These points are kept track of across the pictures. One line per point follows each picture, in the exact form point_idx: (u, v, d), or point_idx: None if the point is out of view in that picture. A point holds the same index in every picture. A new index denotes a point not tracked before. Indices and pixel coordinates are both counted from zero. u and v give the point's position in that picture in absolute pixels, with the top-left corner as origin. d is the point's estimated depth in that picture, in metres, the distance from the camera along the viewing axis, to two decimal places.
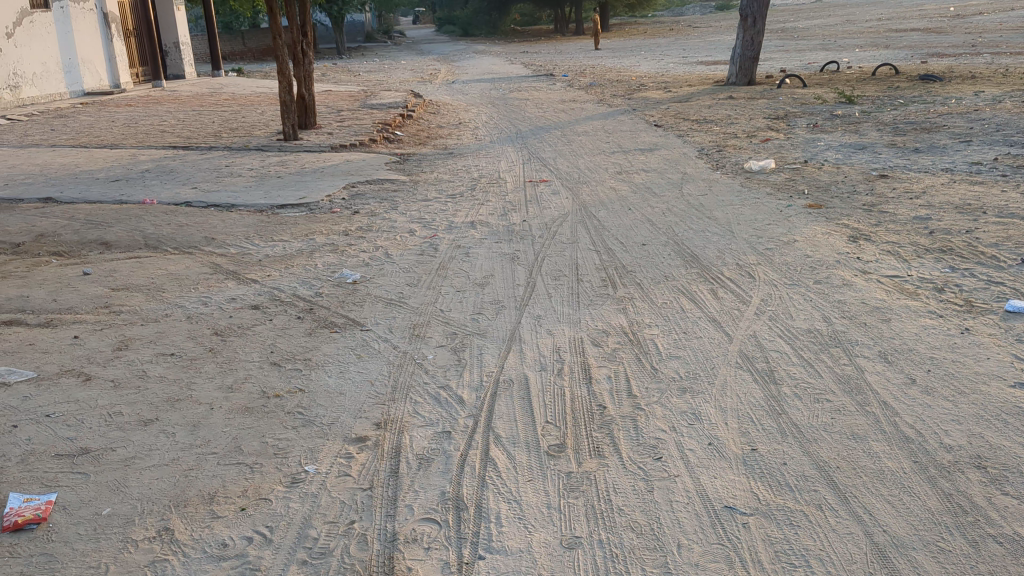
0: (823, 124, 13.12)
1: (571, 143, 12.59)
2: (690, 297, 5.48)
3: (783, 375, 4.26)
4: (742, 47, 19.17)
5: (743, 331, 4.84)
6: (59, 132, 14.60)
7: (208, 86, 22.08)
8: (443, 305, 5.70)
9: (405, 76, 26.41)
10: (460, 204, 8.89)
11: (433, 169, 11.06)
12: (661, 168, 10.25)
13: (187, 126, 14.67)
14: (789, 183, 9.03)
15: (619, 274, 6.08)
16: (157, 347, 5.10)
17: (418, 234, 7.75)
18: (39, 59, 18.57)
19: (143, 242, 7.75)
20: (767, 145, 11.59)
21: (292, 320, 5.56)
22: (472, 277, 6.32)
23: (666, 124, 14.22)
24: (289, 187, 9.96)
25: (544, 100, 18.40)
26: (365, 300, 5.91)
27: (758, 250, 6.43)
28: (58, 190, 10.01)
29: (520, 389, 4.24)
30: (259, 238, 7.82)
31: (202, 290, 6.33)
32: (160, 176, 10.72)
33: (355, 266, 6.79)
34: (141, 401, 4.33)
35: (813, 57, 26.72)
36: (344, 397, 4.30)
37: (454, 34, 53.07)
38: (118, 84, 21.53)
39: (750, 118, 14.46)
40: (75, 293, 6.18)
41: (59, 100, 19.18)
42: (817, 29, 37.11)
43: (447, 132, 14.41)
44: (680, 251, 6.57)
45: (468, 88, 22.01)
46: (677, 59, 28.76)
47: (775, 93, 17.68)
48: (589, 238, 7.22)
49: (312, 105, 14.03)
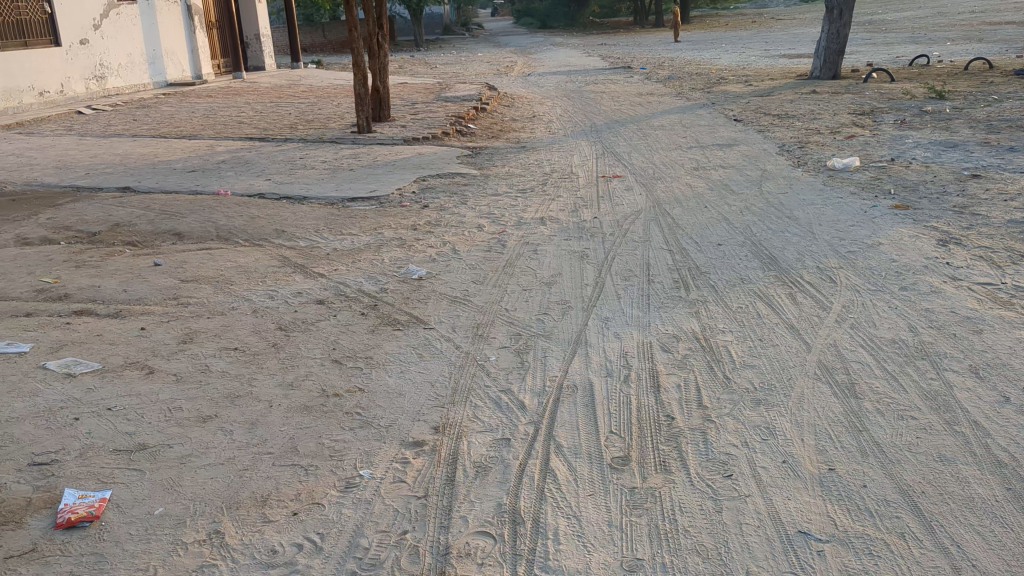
0: (912, 120, 12.62)
1: (647, 138, 12.35)
2: (767, 302, 5.24)
3: (865, 389, 4.01)
4: (827, 39, 18.62)
5: (823, 340, 4.59)
6: (141, 122, 14.90)
7: (287, 77, 22.36)
8: (508, 305, 5.57)
9: (481, 69, 26.36)
10: (531, 200, 8.76)
11: (505, 163, 10.94)
12: (739, 165, 9.95)
13: (265, 117, 14.84)
14: (874, 182, 8.67)
15: (692, 276, 5.87)
16: (220, 341, 5.08)
17: (487, 230, 7.64)
18: (124, 50, 19.02)
19: (215, 234, 7.79)
20: (851, 142, 11.18)
21: (356, 316, 5.49)
22: (540, 275, 6.17)
23: (746, 119, 13.86)
24: (361, 179, 9.95)
25: (620, 94, 18.15)
26: (430, 297, 5.81)
27: (840, 252, 6.14)
28: (136, 180, 10.18)
29: (584, 396, 4.07)
30: (328, 232, 7.80)
31: (269, 283, 6.32)
32: (235, 167, 10.83)
33: (421, 262, 6.71)
34: (201, 396, 4.29)
35: (901, 50, 25.81)
36: (404, 398, 4.19)
37: (533, 26, 52.92)
38: (200, 76, 21.95)
39: (834, 113, 13.99)
40: (145, 284, 6.22)
41: (143, 91, 19.62)
42: (906, 22, 35.93)
43: (521, 125, 14.28)
44: (757, 252, 6.32)
45: (545, 81, 21.86)
46: (759, 52, 28.16)
47: (860, 87, 17.10)
48: (662, 237, 7.01)
49: (386, 98, 14.03)
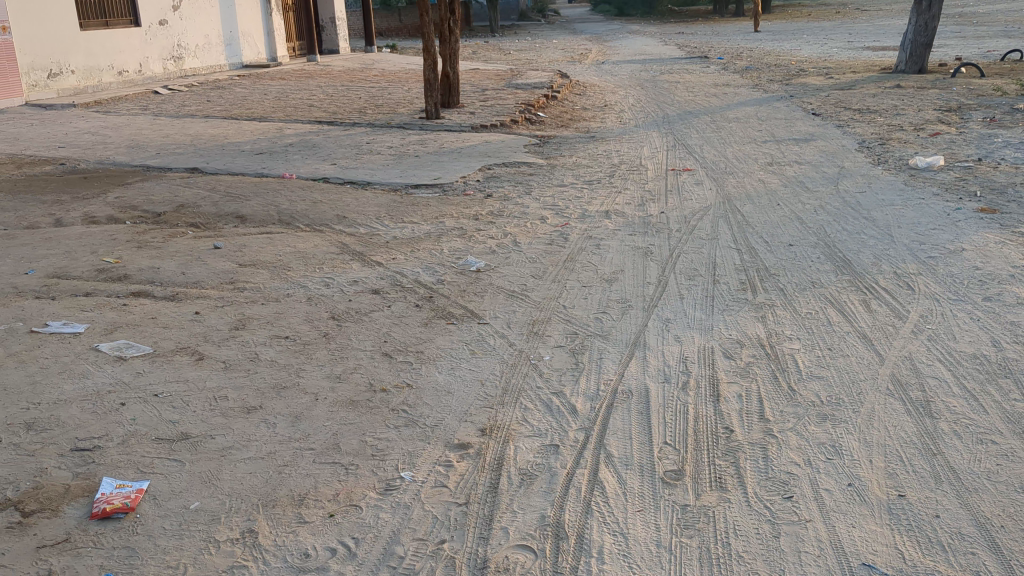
0: (1001, 118, 12.05)
1: (720, 130, 12.02)
2: (838, 309, 4.98)
3: (940, 408, 3.75)
4: (913, 32, 17.95)
5: (897, 353, 4.33)
6: (215, 103, 15.07)
7: (360, 61, 22.46)
8: (567, 301, 5.40)
9: (554, 56, 26.13)
10: (596, 192, 8.56)
11: (572, 153, 10.75)
12: (815, 161, 9.60)
13: (335, 101, 14.87)
14: (958, 183, 8.26)
15: (759, 278, 5.62)
16: (272, 329, 5.02)
17: (550, 222, 7.47)
18: (202, 32, 19.27)
19: (277, 218, 7.78)
20: (935, 140, 10.71)
21: (410, 308, 5.38)
22: (601, 271, 5.98)
23: (824, 113, 13.42)
24: (426, 166, 9.87)
25: (695, 84, 17.77)
26: (487, 291, 5.67)
27: (920, 258, 5.83)
28: (205, 162, 10.26)
29: (639, 402, 3.89)
30: (389, 219, 7.72)
31: (326, 270, 6.25)
32: (302, 151, 10.85)
33: (481, 253, 6.58)
34: (248, 386, 4.22)
35: (993, 44, 24.79)
36: (452, 397, 4.06)
37: (610, 13, 52.38)
38: (275, 58, 22.15)
39: (918, 109, 13.45)
40: (203, 267, 6.21)
41: (219, 72, 19.87)
42: (1000, 14, 34.53)
43: (591, 114, 14.05)
44: (830, 254, 6.04)
45: (618, 70, 21.53)
46: (842, 43, 27.35)
47: (947, 83, 16.43)
48: (730, 234, 6.76)
49: (456, 83, 13.92)
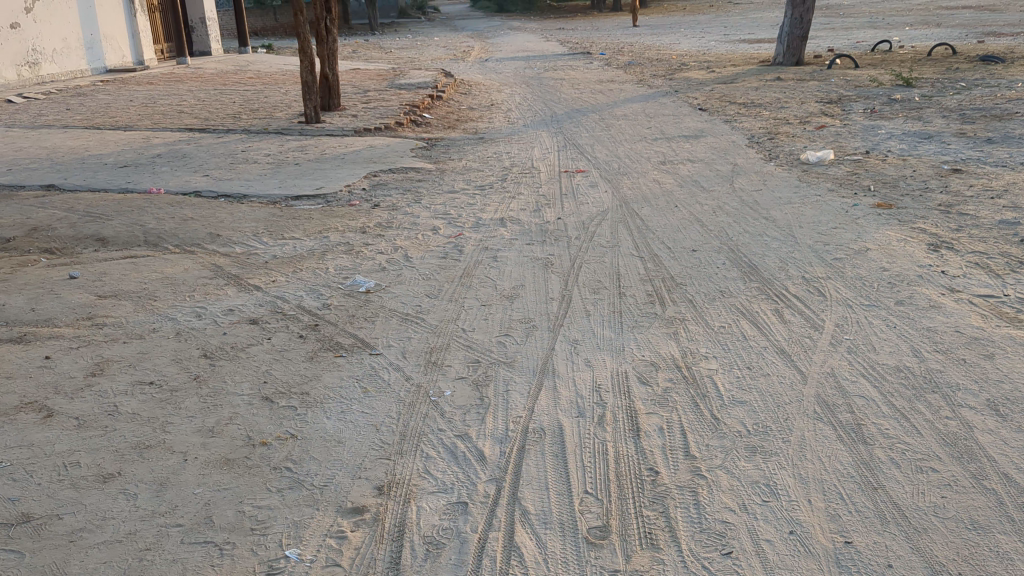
0: (881, 109, 12.22)
1: (610, 128, 11.82)
2: (752, 321, 4.71)
3: (873, 432, 3.49)
4: (790, 25, 18.20)
5: (819, 369, 4.07)
6: (75, 112, 14.05)
7: (234, 63, 21.51)
8: (465, 324, 4.98)
9: (437, 54, 25.64)
10: (489, 198, 8.18)
11: (461, 156, 10.33)
12: (708, 158, 9.46)
13: (208, 106, 14.07)
14: (851, 177, 8.21)
15: (667, 288, 5.33)
16: (134, 373, 4.44)
17: (442, 232, 7.04)
18: (59, 36, 18.04)
19: (142, 239, 7.11)
20: (822, 133, 10.73)
21: (293, 339, 4.87)
22: (500, 288, 5.59)
23: (711, 108, 13.38)
24: (308, 175, 9.30)
25: (580, 80, 17.61)
26: (378, 315, 5.21)
27: (826, 260, 5.65)
28: (62, 178, 9.42)
29: (553, 442, 3.52)
30: (268, 236, 7.15)
31: (197, 298, 5.67)
32: (171, 162, 10.11)
33: (369, 271, 6.10)
34: (105, 447, 3.66)
35: (862, 35, 25.52)
36: (343, 447, 3.59)
37: (490, 10, 52.16)
38: (141, 61, 21.00)
39: (801, 101, 13.56)
40: (56, 301, 5.54)
41: (80, 77, 18.66)
42: (865, 6, 35.72)
43: (478, 115, 13.65)
44: (736, 259, 5.80)
45: (502, 67, 21.22)
46: (719, 37, 27.74)
47: (825, 74, 16.67)
48: (631, 241, 6.48)
49: (336, 85, 13.31)
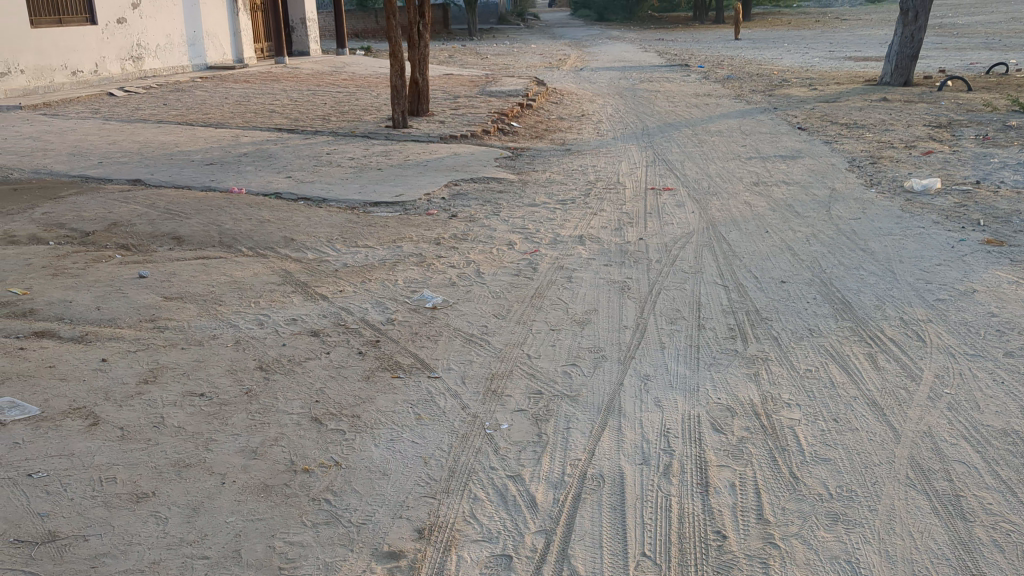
0: (995, 136, 11.52)
1: (702, 144, 11.42)
2: (842, 365, 4.33)
3: (974, 505, 3.10)
4: (900, 44, 17.45)
5: (914, 427, 3.68)
6: (171, 107, 14.31)
7: (330, 64, 21.73)
8: (531, 350, 4.72)
9: (532, 61, 25.50)
10: (570, 213, 7.91)
11: (545, 167, 10.09)
12: (804, 181, 9.01)
13: (299, 106, 14.15)
14: (958, 209, 7.67)
15: (750, 323, 4.97)
16: (187, 383, 4.31)
17: (518, 248, 6.80)
18: (163, 32, 18.48)
19: (217, 240, 7.07)
20: (928, 159, 10.14)
21: (351, 356, 4.69)
22: (571, 311, 5.32)
23: (810, 127, 12.85)
24: (389, 181, 9.19)
25: (676, 93, 17.21)
26: (442, 334, 4.99)
27: (928, 300, 5.21)
28: (149, 173, 9.52)
29: (612, 492, 3.23)
30: (342, 242, 7.03)
31: (262, 305, 5.56)
32: (257, 161, 10.14)
33: (439, 286, 5.89)
34: (144, 463, 3.52)
35: (976, 56, 24.42)
36: (387, 480, 3.37)
37: (590, 19, 51.88)
38: (241, 59, 21.37)
39: (908, 124, 12.91)
40: (122, 301, 5.50)
41: (181, 73, 19.06)
42: (980, 26, 34.27)
43: (567, 125, 13.40)
44: (827, 294, 5.41)
45: (597, 77, 20.96)
46: (824, 53, 26.92)
47: (934, 96, 15.89)
48: (715, 267, 6.13)
49: (426, 91, 13.22)
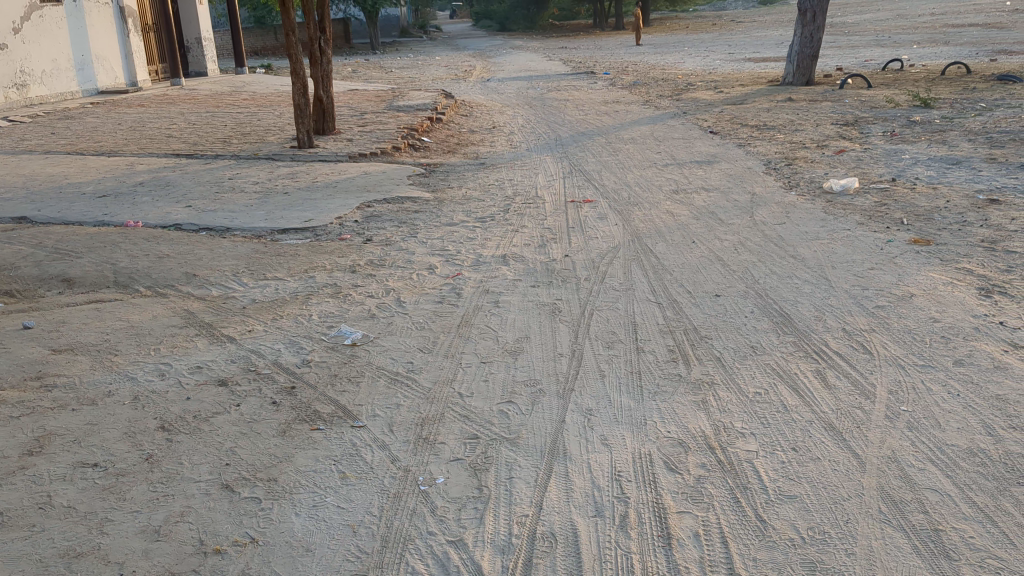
0: (903, 132, 11.63)
1: (618, 152, 11.26)
2: (792, 386, 4.09)
3: (956, 542, 2.87)
4: (800, 44, 17.67)
5: (878, 452, 3.45)
6: (59, 136, 13.51)
7: (229, 84, 20.99)
8: (462, 387, 4.37)
9: (437, 73, 25.17)
10: (490, 231, 7.59)
11: (460, 183, 9.75)
12: (724, 186, 8.88)
13: (198, 130, 13.53)
14: (879, 209, 7.60)
15: (690, 343, 4.71)
16: (78, 452, 3.84)
17: (438, 272, 6.44)
18: (49, 56, 17.53)
19: (112, 280, 6.53)
20: (842, 158, 10.14)
21: (264, 407, 4.26)
22: (501, 340, 4.98)
23: (722, 130, 12.81)
24: (296, 205, 8.73)
25: (585, 101, 17.10)
26: (364, 374, 4.60)
27: (867, 308, 5.03)
28: (35, 209, 8.87)
29: (567, 554, 2.90)
30: (249, 275, 6.56)
31: (163, 352, 5.08)
32: (154, 190, 9.56)
33: (357, 319, 5.49)
34: (27, 556, 3.06)
35: (870, 53, 25.07)
36: (312, 558, 2.99)
37: (492, 29, 51.88)
38: (134, 82, 20.49)
39: (816, 123, 13.00)
40: (3, 357, 4.96)
41: (71, 99, 18.15)
42: (869, 24, 35.26)
43: (479, 138, 13.09)
44: (765, 306, 5.19)
45: (504, 87, 20.75)
46: (725, 55, 27.26)
47: (837, 95, 16.11)
48: (647, 282, 5.88)
49: (331, 108, 12.76)
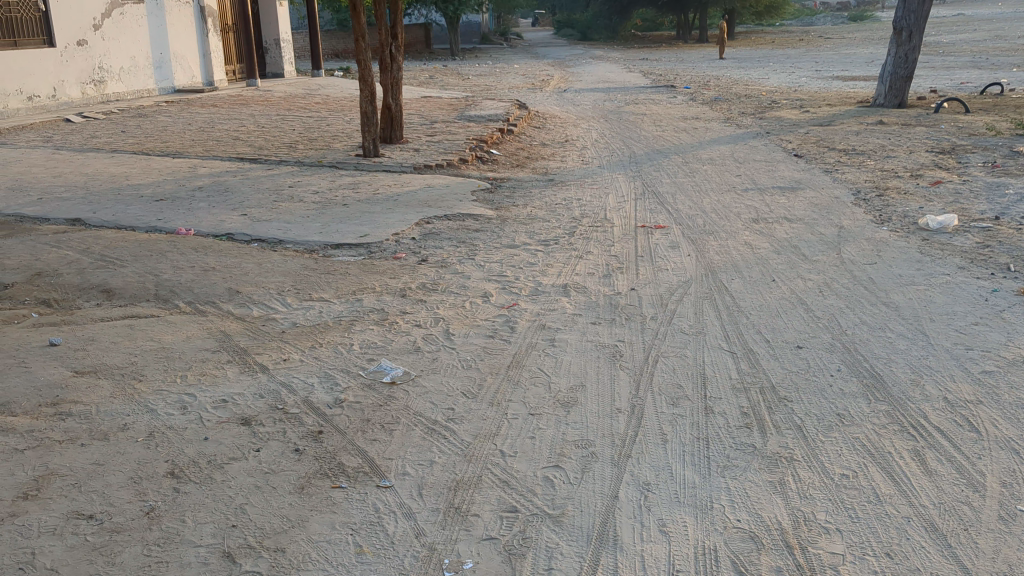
0: (1005, 164, 10.82)
1: (694, 173, 10.69)
2: (885, 469, 3.53)
3: None
4: (893, 64, 16.81)
5: (990, 566, 2.89)
6: (129, 134, 13.46)
7: (304, 86, 20.93)
8: (505, 444, 3.89)
9: (514, 82, 24.82)
10: (553, 257, 7.12)
11: (526, 201, 9.29)
12: (808, 217, 8.25)
13: (266, 133, 13.35)
14: (981, 251, 6.91)
15: (767, 405, 4.16)
16: (77, 498, 3.48)
17: (493, 301, 5.99)
18: (128, 53, 17.65)
19: (152, 293, 6.23)
20: (938, 190, 9.41)
21: (286, 455, 3.85)
22: (554, 388, 4.50)
23: (807, 154, 12.14)
24: (354, 218, 8.38)
25: (663, 116, 16.54)
26: (399, 421, 4.15)
27: (973, 374, 4.42)
28: (91, 210, 8.69)
29: None
30: (294, 295, 6.20)
31: (191, 380, 4.73)
32: (212, 196, 9.31)
33: (400, 352, 5.06)
34: None
35: (965, 75, 23.97)
36: None
37: (573, 37, 51.48)
38: (211, 81, 20.54)
39: (909, 150, 12.22)
40: (23, 377, 4.66)
41: (147, 96, 18.22)
42: (965, 44, 33.87)
43: (550, 152, 12.64)
44: (853, 364, 4.61)
45: (581, 98, 20.28)
46: (812, 72, 26.40)
47: (932, 119, 15.24)
48: (719, 326, 5.33)
49: (399, 117, 12.44)
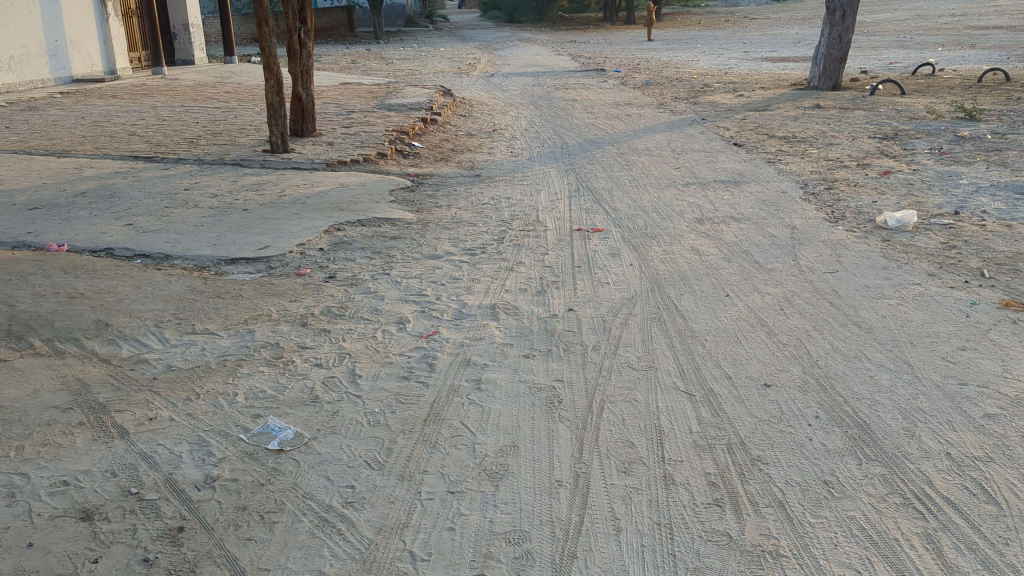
0: (952, 150, 10.31)
1: (630, 166, 9.97)
2: (895, 567, 2.83)
3: None
4: (827, 45, 16.27)
5: None
6: (13, 130, 12.20)
7: (214, 74, 19.69)
8: (416, 541, 3.06)
9: (439, 67, 23.81)
10: (479, 269, 6.30)
11: (450, 201, 8.44)
12: (756, 215, 7.56)
13: (167, 127, 12.23)
14: (949, 253, 6.29)
15: (739, 471, 3.41)
16: None
17: (409, 329, 5.15)
18: (18, 41, 16.22)
19: (3, 327, 5.23)
20: (889, 182, 8.82)
21: (131, 568, 2.97)
22: (480, 451, 3.68)
23: (746, 142, 11.51)
24: (255, 226, 7.43)
25: (594, 102, 15.81)
26: (284, 510, 3.29)
27: (974, 420, 3.74)
28: None
29: None
30: (175, 328, 5.25)
31: (27, 452, 3.78)
32: (95, 202, 8.26)
33: (293, 405, 4.18)
34: None
35: (893, 55, 23.73)
36: None
37: (500, 20, 50.50)
38: (113, 70, 19.15)
39: (851, 136, 11.65)
40: None
41: (41, 87, 16.84)
42: (888, 24, 33.83)
43: (476, 143, 11.80)
44: (835, 409, 3.89)
45: (508, 83, 19.43)
46: (741, 53, 25.94)
47: (869, 102, 14.77)
48: (673, 358, 4.57)
49: (311, 107, 11.44)
